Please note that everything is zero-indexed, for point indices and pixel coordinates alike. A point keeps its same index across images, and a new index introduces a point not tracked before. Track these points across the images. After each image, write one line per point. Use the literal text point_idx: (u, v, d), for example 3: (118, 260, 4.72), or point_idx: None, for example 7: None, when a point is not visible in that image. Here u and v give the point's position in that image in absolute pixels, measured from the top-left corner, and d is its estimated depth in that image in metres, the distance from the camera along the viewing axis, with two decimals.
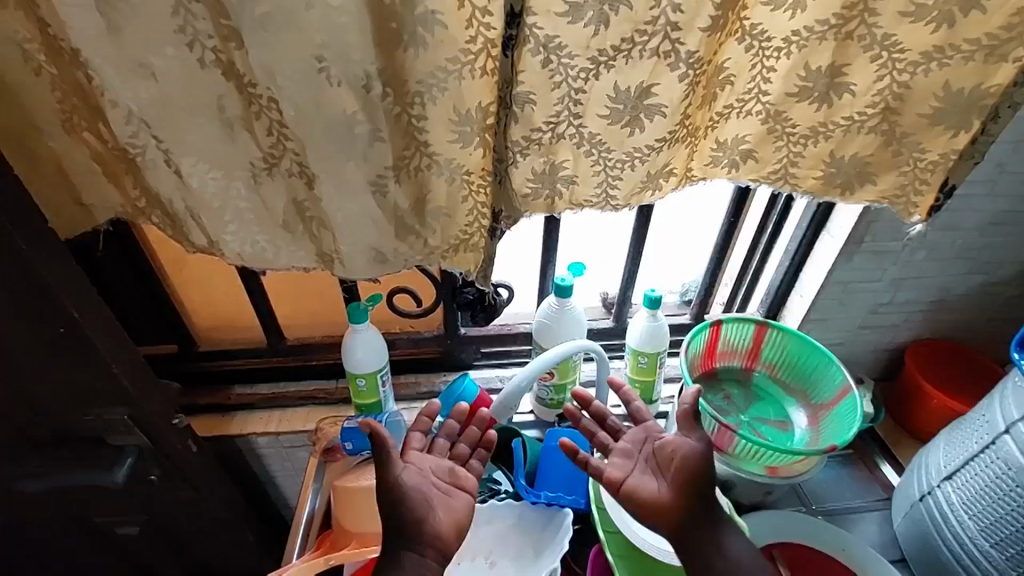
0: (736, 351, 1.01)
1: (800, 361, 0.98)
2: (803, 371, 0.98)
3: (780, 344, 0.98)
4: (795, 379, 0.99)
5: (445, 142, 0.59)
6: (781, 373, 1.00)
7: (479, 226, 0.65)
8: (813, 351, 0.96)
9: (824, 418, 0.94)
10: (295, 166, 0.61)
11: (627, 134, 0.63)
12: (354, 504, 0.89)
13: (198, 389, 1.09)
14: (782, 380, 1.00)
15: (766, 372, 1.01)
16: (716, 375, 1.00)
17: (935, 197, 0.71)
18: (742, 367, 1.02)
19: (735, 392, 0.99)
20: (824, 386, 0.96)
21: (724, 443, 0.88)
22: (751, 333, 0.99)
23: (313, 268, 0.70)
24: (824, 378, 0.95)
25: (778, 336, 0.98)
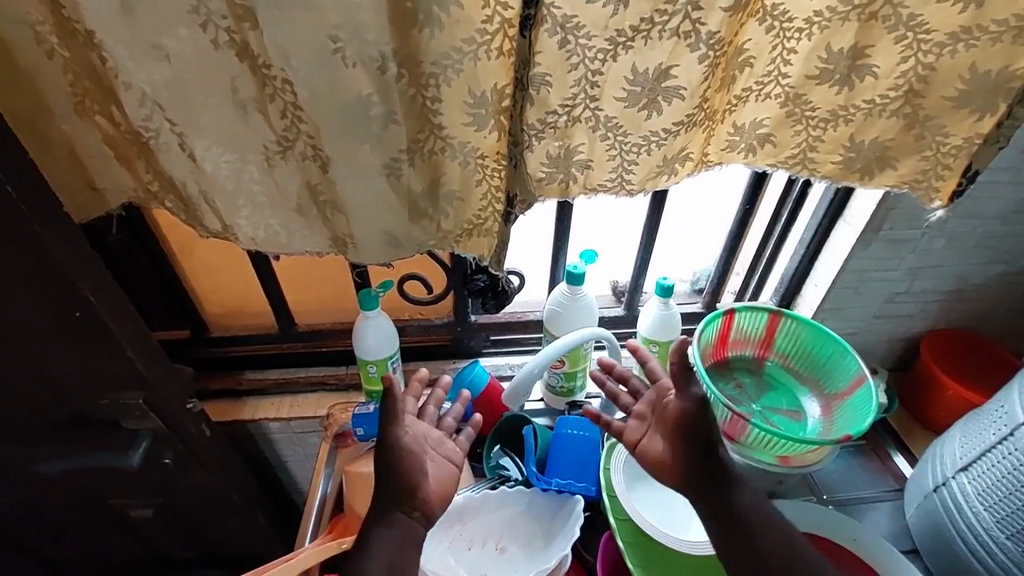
0: (748, 340, 1.00)
1: (813, 351, 0.97)
2: (816, 360, 0.97)
3: (794, 333, 0.98)
4: (808, 369, 0.98)
5: (459, 125, 0.58)
6: (793, 362, 0.99)
7: (492, 210, 0.65)
8: (828, 340, 0.95)
9: (837, 408, 0.93)
10: (309, 149, 0.60)
11: (644, 118, 0.62)
12: (365, 489, 0.90)
13: (210, 373, 1.10)
14: (794, 370, 0.99)
15: (778, 361, 1.00)
16: (728, 363, 1.00)
17: (958, 182, 0.69)
18: (754, 356, 1.01)
19: (747, 380, 0.99)
20: (837, 375, 0.95)
21: (735, 431, 0.87)
22: (764, 322, 0.98)
23: (326, 252, 0.70)
24: (838, 368, 0.95)
25: (792, 325, 0.97)
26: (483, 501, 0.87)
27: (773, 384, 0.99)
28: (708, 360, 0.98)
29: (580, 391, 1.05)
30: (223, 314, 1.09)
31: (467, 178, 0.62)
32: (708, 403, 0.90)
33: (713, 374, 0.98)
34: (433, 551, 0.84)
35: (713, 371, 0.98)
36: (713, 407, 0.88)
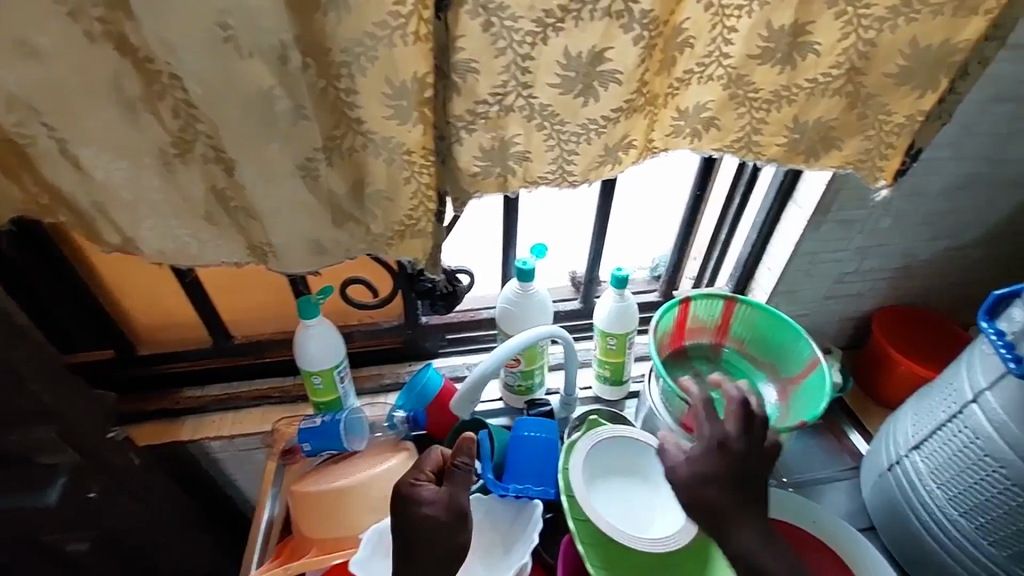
0: (705, 328, 0.99)
1: (769, 336, 0.96)
2: (773, 345, 0.96)
3: (749, 319, 0.96)
4: (764, 353, 0.98)
5: (380, 119, 0.53)
6: (750, 348, 0.98)
7: (424, 210, 0.60)
8: (782, 325, 0.94)
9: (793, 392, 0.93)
10: (211, 150, 0.54)
11: (580, 105, 0.58)
12: (310, 508, 0.85)
13: (142, 394, 1.02)
14: (752, 355, 0.99)
15: (735, 347, 1.00)
16: (685, 352, 0.99)
17: (900, 161, 0.69)
18: (712, 344, 1.00)
19: (704, 368, 0.98)
20: (793, 358, 0.94)
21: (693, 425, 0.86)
22: (720, 310, 0.97)
23: (246, 262, 0.64)
24: (793, 351, 0.94)
25: (747, 310, 0.96)
26: None
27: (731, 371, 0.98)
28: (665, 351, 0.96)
29: (539, 389, 1.02)
30: (152, 330, 1.01)
31: (393, 176, 0.57)
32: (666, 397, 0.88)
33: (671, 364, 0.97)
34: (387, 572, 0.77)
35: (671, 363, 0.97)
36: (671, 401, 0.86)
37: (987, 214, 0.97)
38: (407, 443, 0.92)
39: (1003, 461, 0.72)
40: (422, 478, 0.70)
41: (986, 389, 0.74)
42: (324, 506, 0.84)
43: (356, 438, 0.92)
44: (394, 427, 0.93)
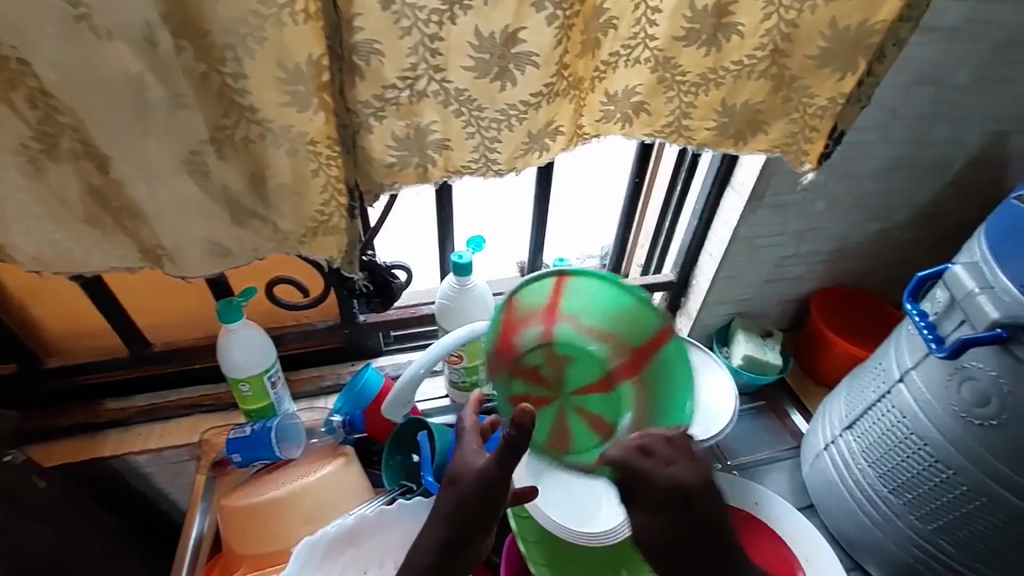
0: (522, 315, 0.64)
1: (606, 300, 0.63)
2: (604, 312, 0.63)
3: (576, 295, 0.64)
4: (615, 319, 0.63)
5: (275, 106, 0.48)
6: (587, 320, 0.63)
7: (336, 205, 0.56)
8: (615, 290, 0.63)
9: (664, 367, 0.62)
10: (79, 145, 0.48)
11: (498, 89, 0.55)
12: (242, 526, 0.80)
13: (54, 410, 0.94)
14: (587, 330, 0.63)
15: (569, 322, 0.63)
16: (553, 341, 0.64)
17: (825, 144, 0.68)
18: (586, 328, 0.63)
19: (588, 364, 0.63)
20: (639, 321, 0.62)
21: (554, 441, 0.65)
22: (541, 297, 0.64)
23: (141, 267, 0.58)
24: (635, 315, 0.62)
25: (567, 288, 0.64)
26: (378, 520, 0.79)
27: (598, 361, 0.63)
28: (518, 354, 0.64)
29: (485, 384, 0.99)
30: (63, 339, 0.93)
31: (298, 169, 0.52)
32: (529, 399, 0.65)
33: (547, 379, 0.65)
34: None
35: (543, 366, 0.64)
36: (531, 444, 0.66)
37: (915, 195, 1.00)
38: (345, 447, 0.88)
39: (927, 438, 0.74)
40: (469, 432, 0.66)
41: (911, 368, 0.76)
42: (257, 525, 0.79)
43: (291, 446, 0.87)
44: (332, 432, 0.89)
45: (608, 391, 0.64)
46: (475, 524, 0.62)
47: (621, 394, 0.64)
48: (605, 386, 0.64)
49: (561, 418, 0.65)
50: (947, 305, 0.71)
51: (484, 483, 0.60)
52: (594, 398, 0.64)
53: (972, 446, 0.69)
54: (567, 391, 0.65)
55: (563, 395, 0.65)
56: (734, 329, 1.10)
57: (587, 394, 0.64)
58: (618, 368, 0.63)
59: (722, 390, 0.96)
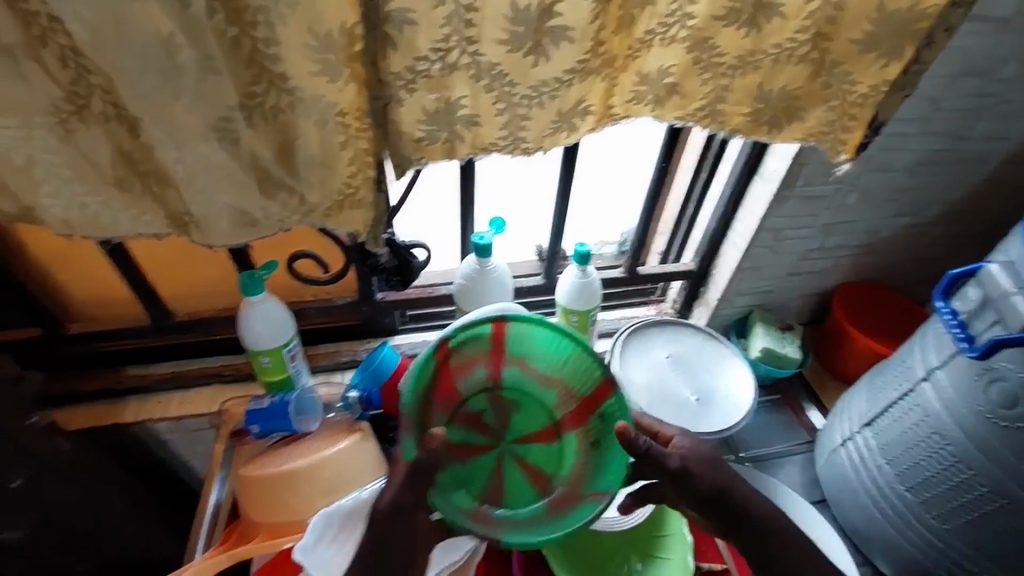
0: (473, 359, 0.66)
1: (553, 350, 0.67)
2: (553, 362, 0.66)
3: (530, 343, 0.67)
4: (561, 369, 0.67)
5: (306, 74, 0.48)
6: (535, 365, 0.67)
7: (364, 177, 0.56)
8: (563, 342, 0.66)
9: (603, 418, 0.64)
10: (109, 107, 0.48)
11: (531, 65, 0.54)
12: (258, 493, 0.80)
13: (79, 373, 0.97)
14: (537, 374, 0.68)
15: (517, 368, 0.67)
16: (501, 386, 0.68)
17: (863, 134, 0.66)
18: (536, 375, 0.68)
19: (535, 409, 0.68)
20: (583, 374, 0.65)
21: (488, 493, 0.65)
22: (487, 338, 0.66)
23: (168, 234, 0.59)
24: (580, 364, 0.66)
25: (522, 335, 0.67)
26: None
27: (545, 407, 0.67)
28: (460, 398, 0.66)
29: None
30: (86, 305, 0.94)
31: (326, 140, 0.52)
32: (467, 446, 0.66)
33: (488, 424, 0.68)
34: (332, 559, 0.75)
35: (485, 411, 0.68)
36: (439, 505, 0.60)
37: (949, 191, 0.97)
38: (361, 423, 0.88)
39: (949, 437, 0.73)
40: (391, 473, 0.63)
41: (937, 367, 0.75)
42: (274, 492, 0.80)
43: (309, 419, 0.88)
44: (348, 407, 0.90)
45: (552, 439, 0.67)
46: (398, 554, 0.61)
47: (564, 442, 0.67)
48: (549, 434, 0.67)
49: (499, 467, 0.67)
50: (979, 304, 0.69)
51: (398, 512, 0.59)
52: (535, 446, 0.67)
53: (996, 447, 0.68)
54: (509, 437, 0.67)
55: (504, 442, 0.67)
56: (753, 321, 1.09)
57: (530, 442, 0.67)
58: (563, 417, 0.67)
59: (741, 383, 0.96)
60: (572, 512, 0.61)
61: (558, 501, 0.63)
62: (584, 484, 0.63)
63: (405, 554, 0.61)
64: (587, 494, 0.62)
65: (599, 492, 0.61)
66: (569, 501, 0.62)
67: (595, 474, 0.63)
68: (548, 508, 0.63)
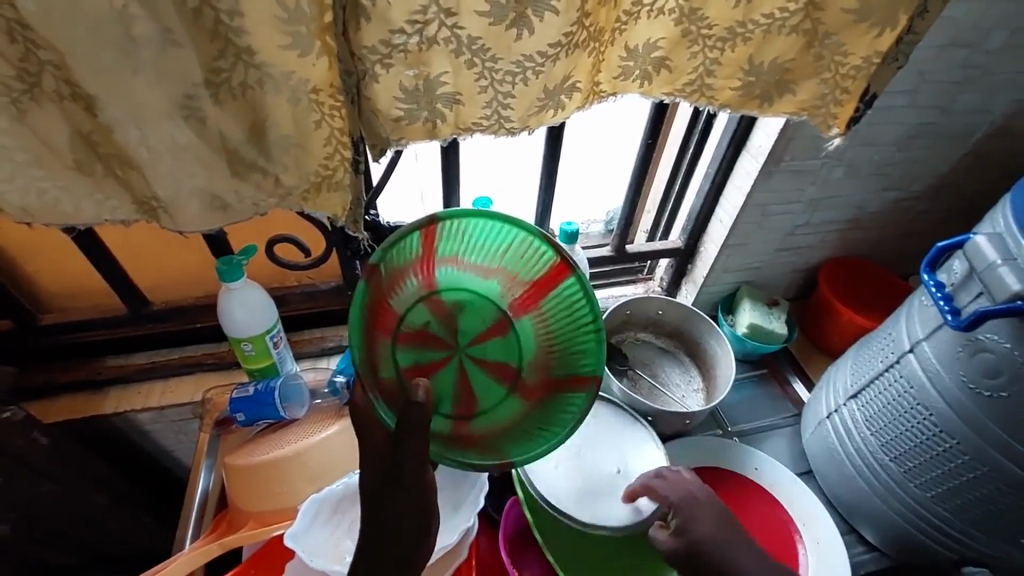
0: (396, 270, 0.51)
1: (489, 239, 0.53)
2: (494, 250, 0.53)
3: (462, 236, 0.52)
4: (502, 258, 0.54)
5: (274, 48, 0.45)
6: (468, 258, 0.53)
7: (341, 158, 0.53)
8: (502, 228, 0.52)
9: (564, 301, 0.55)
10: (63, 85, 0.45)
11: (514, 38, 0.51)
12: (245, 483, 0.79)
13: (54, 364, 0.94)
14: (474, 268, 0.54)
15: (450, 266, 0.53)
16: (433, 289, 0.54)
17: (855, 107, 0.65)
18: (472, 269, 0.54)
19: (481, 306, 0.56)
20: (530, 258, 0.53)
21: (461, 407, 0.58)
22: (406, 246, 0.50)
23: (136, 221, 0.56)
24: (524, 250, 0.53)
25: (453, 232, 0.52)
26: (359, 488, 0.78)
27: (491, 301, 0.56)
28: (398, 319, 0.53)
29: None
30: (59, 294, 0.92)
31: (299, 120, 0.50)
32: (420, 367, 0.56)
33: (438, 337, 0.56)
34: (325, 540, 0.75)
35: (430, 323, 0.55)
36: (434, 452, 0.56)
37: (935, 165, 0.97)
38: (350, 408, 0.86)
39: (933, 408, 0.74)
40: (370, 421, 0.52)
41: (922, 339, 0.75)
42: (263, 482, 0.78)
43: (294, 406, 0.86)
44: (336, 392, 0.88)
45: (507, 331, 0.57)
46: (395, 532, 0.50)
47: (519, 331, 0.57)
48: (501, 326, 0.57)
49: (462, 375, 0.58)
50: (964, 276, 0.69)
51: (397, 480, 0.48)
52: (491, 344, 0.57)
53: (978, 416, 0.69)
54: (463, 342, 0.56)
55: (460, 349, 0.57)
56: (740, 297, 1.09)
57: (485, 341, 0.57)
58: (513, 307, 0.56)
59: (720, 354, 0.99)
60: (557, 400, 0.58)
61: (533, 390, 0.59)
62: (558, 372, 0.58)
63: (406, 533, 0.50)
64: (563, 379, 0.58)
65: (580, 380, 0.57)
66: (547, 391, 0.59)
67: (568, 361, 0.57)
68: (526, 402, 0.59)
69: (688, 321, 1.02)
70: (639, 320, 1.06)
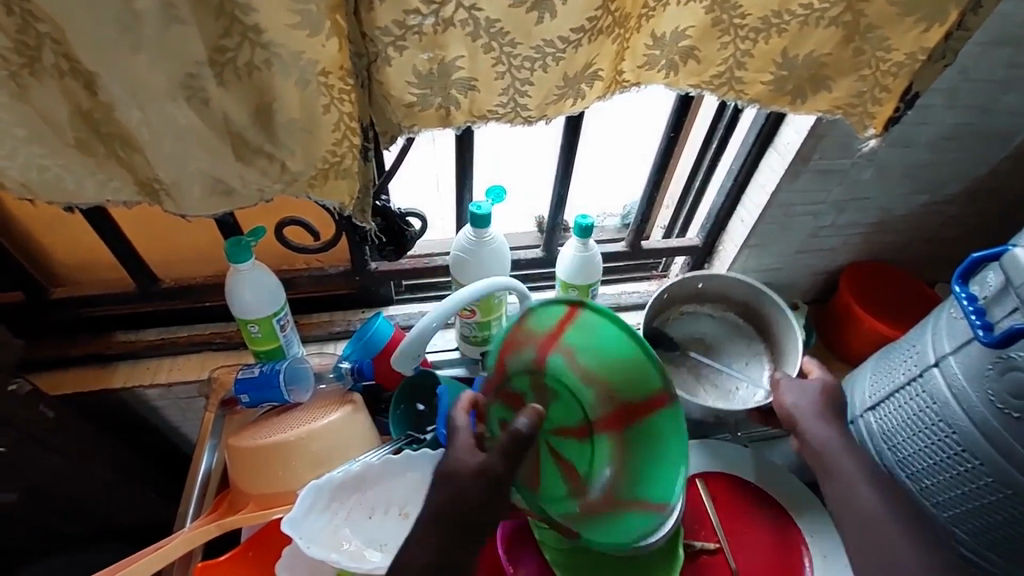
0: (525, 339, 0.61)
1: (610, 350, 0.61)
2: (605, 357, 0.61)
3: (587, 335, 0.61)
4: (610, 370, 0.61)
5: (282, 26, 0.43)
6: (582, 358, 0.61)
7: (349, 145, 0.52)
8: (624, 343, 0.60)
9: (644, 432, 0.63)
10: (63, 60, 0.44)
11: (535, 22, 0.49)
12: (245, 466, 0.79)
13: (64, 338, 0.94)
14: (583, 370, 0.62)
15: (562, 357, 0.62)
16: (542, 371, 0.62)
17: (895, 107, 0.61)
18: (580, 368, 0.62)
19: (571, 405, 0.63)
20: (637, 382, 0.61)
21: (534, 482, 0.65)
22: (548, 321, 0.60)
23: (138, 203, 0.55)
24: (637, 366, 0.60)
25: (583, 326, 0.61)
26: (362, 473, 0.78)
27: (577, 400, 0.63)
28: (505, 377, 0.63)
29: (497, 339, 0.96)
30: (69, 268, 0.92)
31: (307, 103, 0.48)
32: None
33: None
34: (322, 528, 0.75)
35: (526, 395, 0.63)
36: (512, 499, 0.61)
37: (971, 169, 0.92)
38: (354, 394, 0.86)
39: (955, 425, 0.71)
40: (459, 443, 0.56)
41: (949, 354, 0.72)
42: (263, 466, 0.78)
43: (298, 391, 0.86)
44: (340, 378, 0.89)
45: (585, 437, 0.65)
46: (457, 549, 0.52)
47: (596, 442, 0.65)
48: (582, 431, 0.65)
49: (535, 455, 0.65)
50: (999, 289, 0.65)
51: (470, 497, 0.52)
52: (568, 440, 0.65)
53: (1004, 437, 0.67)
54: (547, 427, 0.64)
55: (544, 431, 0.65)
56: None
57: (564, 434, 0.65)
58: (598, 419, 0.63)
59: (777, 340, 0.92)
60: (617, 511, 0.65)
61: (594, 504, 0.66)
62: (623, 493, 0.65)
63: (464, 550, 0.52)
64: (628, 502, 0.65)
65: (647, 506, 0.65)
66: (610, 502, 0.65)
67: (638, 488, 0.65)
68: (586, 506, 0.66)
69: (748, 296, 0.95)
70: (678, 295, 0.98)
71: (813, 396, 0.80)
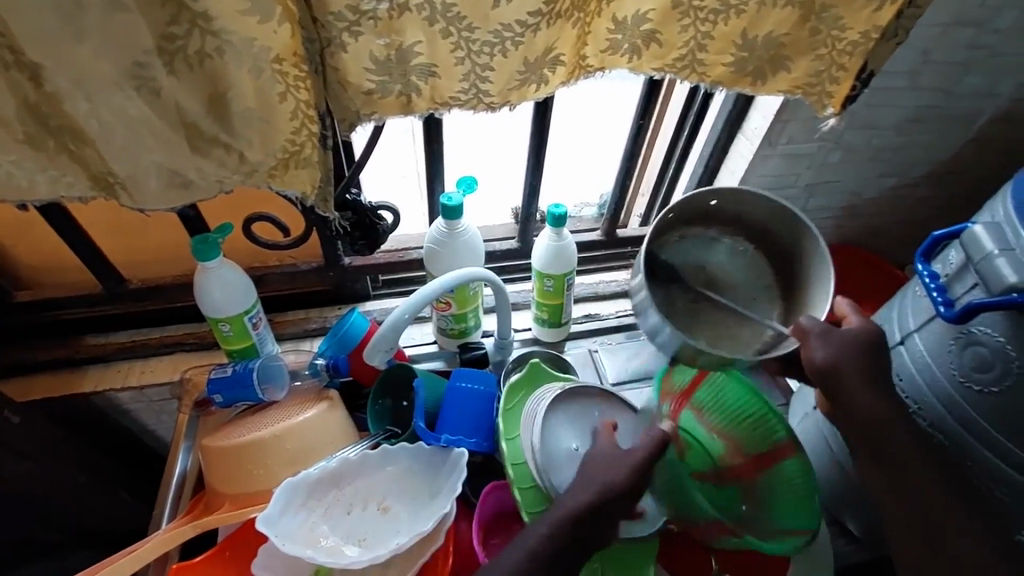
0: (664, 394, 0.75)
1: (734, 407, 0.74)
2: (736, 412, 0.74)
3: (713, 393, 0.75)
4: (736, 425, 0.74)
5: (231, 12, 0.43)
6: (710, 416, 0.75)
7: (308, 134, 0.51)
8: (748, 399, 0.73)
9: (777, 477, 0.72)
10: (4, 51, 0.42)
11: (492, 5, 0.48)
12: (219, 465, 0.78)
13: (29, 342, 0.92)
14: (711, 424, 0.75)
15: (692, 415, 0.75)
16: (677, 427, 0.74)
17: (852, 86, 0.62)
18: (707, 425, 0.75)
19: (704, 454, 0.74)
20: (761, 432, 0.73)
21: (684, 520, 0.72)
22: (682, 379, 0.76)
23: (95, 198, 0.54)
24: (757, 420, 0.73)
25: (712, 385, 0.75)
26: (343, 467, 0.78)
27: (712, 454, 0.74)
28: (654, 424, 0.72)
29: (474, 332, 0.96)
30: (35, 271, 0.90)
31: (263, 92, 0.47)
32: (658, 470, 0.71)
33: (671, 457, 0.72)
34: (298, 526, 0.75)
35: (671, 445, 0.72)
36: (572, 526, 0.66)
37: (935, 151, 0.94)
38: (330, 390, 0.85)
39: (921, 402, 0.73)
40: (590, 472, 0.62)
41: (914, 331, 0.73)
42: (238, 466, 0.77)
43: (274, 389, 0.84)
44: (317, 374, 0.87)
45: (722, 482, 0.74)
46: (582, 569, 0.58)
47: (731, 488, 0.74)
48: (718, 477, 0.74)
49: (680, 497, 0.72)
50: (960, 267, 0.67)
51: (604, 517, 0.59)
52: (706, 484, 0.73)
53: (965, 409, 0.68)
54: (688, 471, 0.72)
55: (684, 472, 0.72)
56: None
57: (701, 479, 0.73)
58: (731, 468, 0.74)
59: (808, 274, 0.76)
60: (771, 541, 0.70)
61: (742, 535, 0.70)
62: (766, 524, 0.72)
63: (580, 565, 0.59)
64: (774, 529, 0.71)
65: (790, 530, 0.71)
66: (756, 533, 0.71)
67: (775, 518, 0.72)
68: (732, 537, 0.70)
69: (771, 224, 0.81)
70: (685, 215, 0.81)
71: (849, 343, 0.67)
